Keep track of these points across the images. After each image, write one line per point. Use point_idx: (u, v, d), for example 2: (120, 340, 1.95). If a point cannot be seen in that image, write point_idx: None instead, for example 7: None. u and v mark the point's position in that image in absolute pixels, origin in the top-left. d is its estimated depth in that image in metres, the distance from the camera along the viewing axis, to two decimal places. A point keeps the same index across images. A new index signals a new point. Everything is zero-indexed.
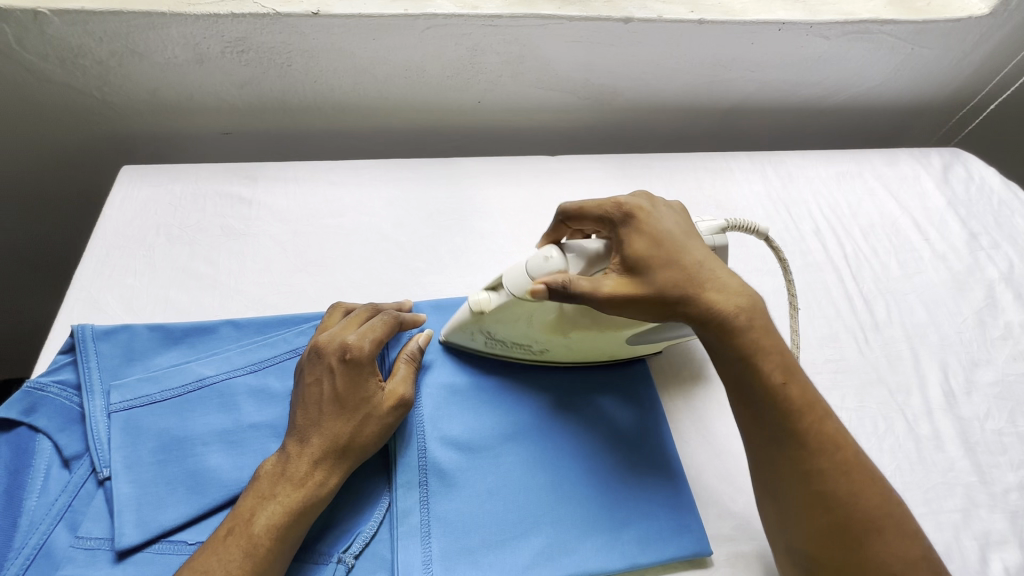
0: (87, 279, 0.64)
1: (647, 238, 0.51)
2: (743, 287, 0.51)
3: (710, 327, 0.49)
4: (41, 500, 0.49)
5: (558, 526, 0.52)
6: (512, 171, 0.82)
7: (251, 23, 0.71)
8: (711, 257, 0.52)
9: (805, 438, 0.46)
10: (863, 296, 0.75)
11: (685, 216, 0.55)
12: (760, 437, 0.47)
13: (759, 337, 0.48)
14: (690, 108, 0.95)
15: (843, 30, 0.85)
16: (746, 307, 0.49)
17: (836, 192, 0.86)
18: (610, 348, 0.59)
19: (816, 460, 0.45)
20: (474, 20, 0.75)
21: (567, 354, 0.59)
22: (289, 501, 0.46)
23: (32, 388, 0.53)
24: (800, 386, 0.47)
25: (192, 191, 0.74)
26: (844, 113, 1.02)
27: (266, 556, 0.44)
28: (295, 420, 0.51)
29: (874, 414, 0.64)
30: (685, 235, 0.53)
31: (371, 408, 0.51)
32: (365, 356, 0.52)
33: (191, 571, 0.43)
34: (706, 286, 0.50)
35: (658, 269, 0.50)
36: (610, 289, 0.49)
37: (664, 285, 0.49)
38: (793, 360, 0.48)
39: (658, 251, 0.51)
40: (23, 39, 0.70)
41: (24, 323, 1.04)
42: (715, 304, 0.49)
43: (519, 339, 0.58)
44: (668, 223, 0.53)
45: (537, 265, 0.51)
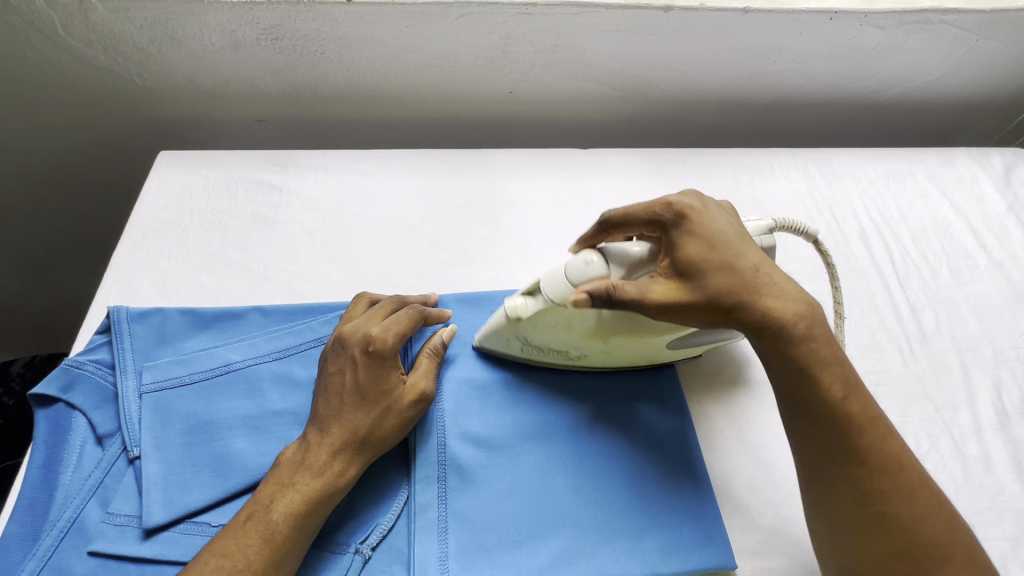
0: (124, 261, 0.66)
1: (701, 240, 0.48)
2: (802, 292, 0.48)
3: (766, 335, 0.47)
4: (76, 475, 0.50)
5: (577, 529, 0.51)
6: (542, 164, 0.80)
7: (286, 11, 0.71)
8: (768, 260, 0.49)
9: (867, 455, 0.44)
10: (909, 305, 0.71)
11: (735, 217, 0.52)
12: (818, 451, 0.45)
13: (820, 349, 0.46)
14: (730, 102, 0.91)
15: (900, 20, 0.79)
16: (806, 315, 0.47)
17: (884, 193, 0.82)
18: (646, 351, 0.57)
19: (878, 479, 0.43)
20: (508, 8, 0.73)
21: (602, 359, 0.58)
22: (308, 491, 0.47)
23: (69, 365, 0.54)
24: (861, 401, 0.45)
25: (225, 177, 0.75)
26: (896, 109, 0.96)
27: (282, 544, 0.45)
28: (317, 410, 0.51)
29: (917, 431, 0.61)
30: (739, 237, 0.49)
31: (391, 402, 0.51)
32: (387, 349, 0.52)
33: (212, 553, 0.44)
34: (763, 293, 0.47)
35: (712, 274, 0.47)
36: (660, 295, 0.47)
37: (717, 292, 0.47)
38: (855, 375, 0.46)
39: (713, 255, 0.47)
40: (69, 25, 0.72)
41: (70, 301, 1.10)
42: (773, 312, 0.46)
43: (556, 344, 0.56)
44: (723, 224, 0.49)
45: (576, 270, 0.50)
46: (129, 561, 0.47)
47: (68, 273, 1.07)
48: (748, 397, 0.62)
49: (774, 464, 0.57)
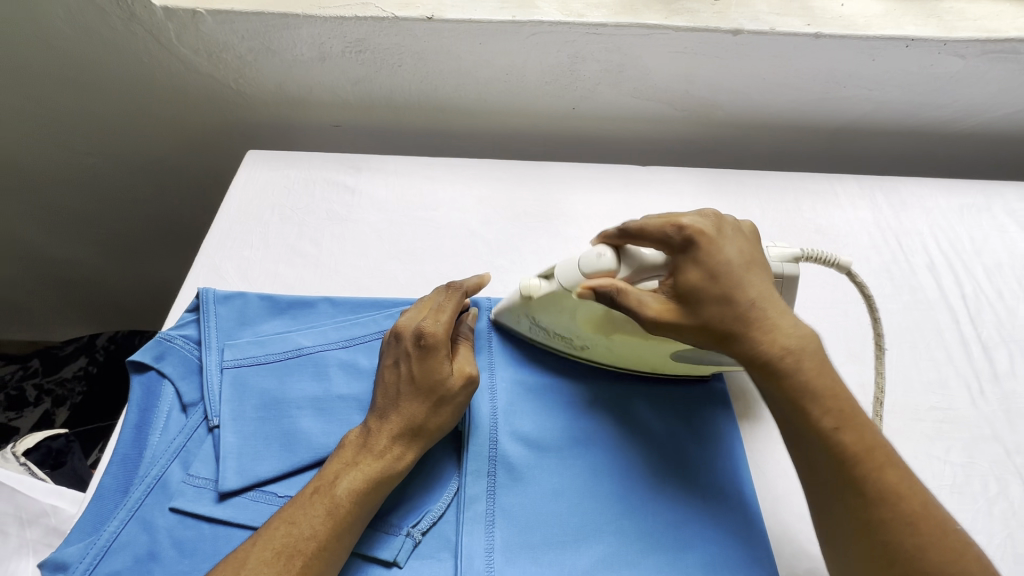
0: (212, 248, 0.72)
1: (704, 267, 0.49)
2: (800, 327, 0.48)
3: (756, 365, 0.47)
4: (163, 437, 0.55)
5: (621, 537, 0.51)
6: (602, 179, 0.82)
7: (371, 26, 0.77)
8: (770, 293, 0.50)
9: (862, 486, 0.43)
10: (981, 342, 0.68)
11: (750, 243, 0.53)
12: (816, 483, 0.45)
13: (811, 380, 0.46)
14: (795, 125, 0.90)
15: (982, 49, 0.77)
16: (794, 346, 0.47)
17: (957, 225, 0.79)
18: (651, 357, 0.58)
19: (876, 509, 0.42)
20: (578, 27, 0.76)
21: (607, 356, 0.60)
22: (369, 470, 0.50)
23: (163, 338, 0.60)
24: (856, 431, 0.44)
25: (305, 177, 0.81)
26: (973, 140, 0.93)
27: (345, 517, 0.48)
28: (377, 398, 0.55)
29: (985, 474, 0.58)
30: (744, 265, 0.50)
31: (443, 390, 0.53)
32: (438, 340, 0.55)
33: (282, 519, 0.47)
34: (755, 323, 0.48)
35: (707, 303, 0.49)
36: (655, 314, 0.49)
37: (709, 320, 0.48)
38: (851, 405, 0.45)
39: (712, 283, 0.49)
40: (181, 35, 0.80)
41: (160, 282, 1.23)
42: (762, 342, 0.47)
43: (564, 333, 0.59)
44: (731, 251, 0.50)
45: (589, 263, 0.53)
46: (204, 521, 0.51)
47: (160, 258, 1.18)
48: None
49: None
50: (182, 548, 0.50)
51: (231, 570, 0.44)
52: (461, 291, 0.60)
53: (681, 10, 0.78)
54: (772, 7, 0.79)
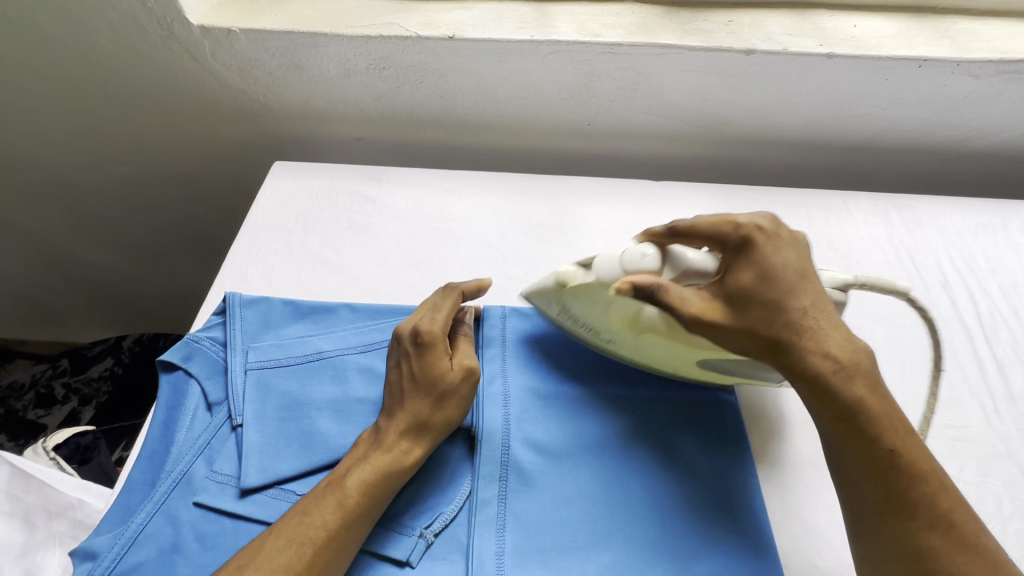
0: (239, 255, 0.75)
1: (760, 275, 0.51)
2: (855, 343, 0.49)
3: (806, 376, 0.48)
4: (188, 435, 0.58)
5: (630, 545, 0.52)
6: (615, 193, 0.84)
7: (395, 44, 0.80)
8: (824, 304, 0.51)
9: (912, 506, 0.44)
10: (996, 361, 0.67)
11: (808, 254, 0.54)
12: (863, 500, 0.46)
13: (867, 399, 0.47)
14: (808, 143, 0.92)
15: (996, 69, 0.78)
16: (848, 362, 0.48)
17: (972, 243, 0.79)
18: (676, 361, 0.58)
19: (925, 532, 0.43)
20: (594, 47, 0.78)
21: (630, 353, 0.60)
22: (378, 463, 0.52)
23: (190, 340, 0.63)
24: (910, 453, 0.45)
25: (328, 187, 0.83)
26: (987, 161, 0.93)
27: (353, 508, 0.49)
28: (385, 399, 0.57)
29: (999, 494, 0.57)
30: (800, 275, 0.52)
31: (443, 384, 0.55)
32: (434, 337, 0.57)
33: (297, 510, 0.50)
34: (807, 335, 0.49)
35: (756, 308, 0.50)
36: (697, 311, 0.50)
37: (756, 325, 0.50)
38: (908, 427, 0.47)
39: (764, 289, 0.50)
40: (216, 52, 0.84)
41: (186, 288, 1.28)
42: (816, 355, 0.48)
43: (593, 323, 0.60)
44: (786, 258, 0.52)
45: (633, 261, 0.55)
46: (226, 516, 0.53)
47: (185, 263, 1.23)
48: (809, 436, 0.61)
49: (838, 508, 0.56)
50: (204, 542, 0.52)
51: (247, 558, 0.46)
52: (457, 291, 0.63)
53: (695, 31, 0.80)
54: (785, 28, 0.80)
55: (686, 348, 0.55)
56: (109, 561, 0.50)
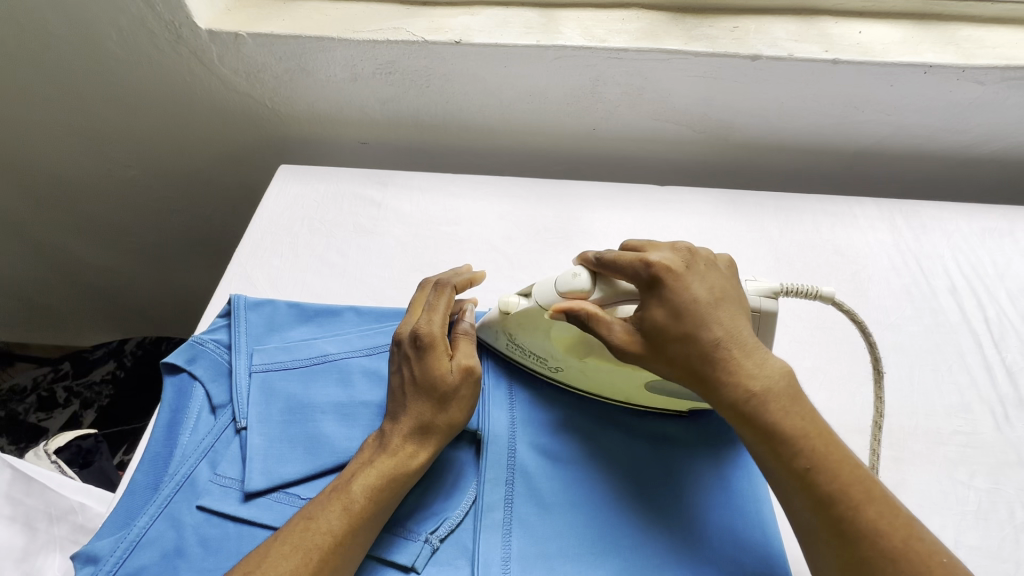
0: (244, 257, 0.75)
1: (669, 306, 0.50)
2: (769, 363, 0.48)
3: (723, 406, 0.48)
4: (192, 437, 0.57)
5: (638, 552, 0.51)
6: (621, 198, 0.84)
7: (401, 49, 0.80)
8: (736, 328, 0.50)
9: (840, 524, 0.42)
10: (1005, 367, 0.67)
11: (720, 276, 0.54)
12: (801, 525, 0.45)
13: (779, 419, 0.46)
14: (814, 149, 0.92)
15: (1002, 75, 0.78)
16: (761, 385, 0.47)
17: (979, 250, 0.78)
18: (625, 386, 0.58)
19: (857, 549, 0.41)
20: (600, 52, 0.78)
21: (578, 380, 0.60)
22: (383, 467, 0.51)
23: (195, 342, 0.63)
24: (830, 468, 0.44)
25: (334, 191, 0.83)
26: (993, 167, 0.93)
27: (358, 512, 0.49)
28: (388, 403, 0.57)
29: (1010, 501, 0.57)
30: (710, 301, 0.51)
31: (445, 385, 0.54)
32: (432, 338, 0.56)
33: (302, 515, 0.49)
34: (718, 363, 0.48)
35: (673, 341, 0.50)
36: (621, 341, 0.51)
37: (674, 359, 0.50)
38: (824, 442, 0.45)
39: (676, 321, 0.50)
40: (223, 56, 0.84)
41: (191, 291, 1.28)
42: (726, 382, 0.48)
43: (539, 351, 0.60)
44: (697, 287, 0.51)
45: (565, 280, 0.56)
46: (229, 520, 0.52)
47: (189, 266, 1.23)
48: None
49: None
50: (208, 546, 0.51)
51: (253, 564, 0.46)
52: (450, 286, 0.62)
53: (701, 36, 0.80)
54: (790, 34, 0.81)
55: (630, 371, 0.56)
56: (111, 565, 0.49)
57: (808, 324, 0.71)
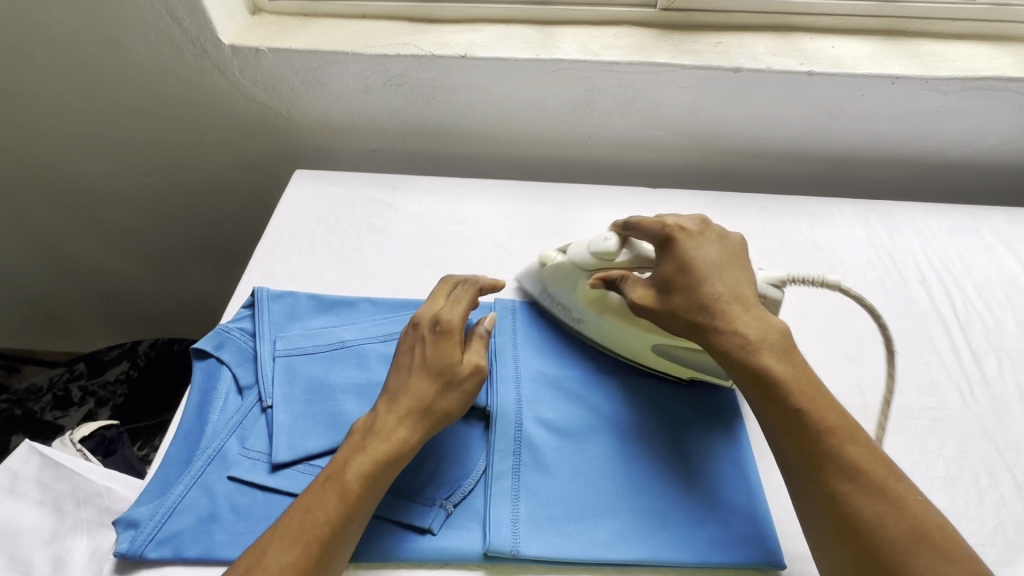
0: (264, 254, 0.80)
1: (677, 263, 0.61)
2: (761, 319, 0.56)
3: (720, 352, 0.56)
4: (222, 416, 0.62)
5: (635, 514, 0.56)
6: (616, 200, 0.90)
7: (411, 62, 0.87)
8: (738, 287, 0.58)
9: (823, 458, 0.49)
10: (970, 349, 0.73)
11: (730, 248, 0.62)
12: (786, 461, 0.51)
13: (772, 364, 0.53)
14: (795, 155, 0.98)
15: (962, 86, 0.86)
16: (754, 335, 0.55)
17: (947, 245, 0.85)
18: (634, 345, 0.67)
19: (837, 480, 0.47)
20: (595, 65, 0.85)
21: (596, 335, 0.69)
22: (376, 453, 0.54)
23: (222, 330, 0.67)
24: (819, 410, 0.51)
25: (347, 193, 0.89)
26: (961, 171, 1.00)
27: (354, 499, 0.51)
28: (388, 385, 0.60)
29: (975, 467, 0.62)
30: (716, 264, 0.60)
31: (453, 374, 0.59)
32: (451, 327, 0.61)
33: (298, 503, 0.51)
34: (719, 313, 0.57)
35: (679, 293, 0.59)
36: (637, 298, 0.62)
37: (678, 308, 0.59)
38: (815, 389, 0.52)
39: (684, 276, 0.59)
40: (243, 69, 0.90)
41: (201, 295, 1.32)
42: (724, 330, 0.56)
43: (564, 301, 0.71)
44: (706, 251, 0.61)
45: (598, 244, 0.66)
46: (258, 489, 0.57)
47: (201, 270, 1.27)
48: None
49: None
50: (239, 512, 0.55)
51: (253, 559, 0.48)
52: (474, 285, 0.68)
53: (688, 51, 0.87)
54: (769, 49, 0.88)
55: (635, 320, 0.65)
56: (150, 529, 0.53)
57: (790, 312, 0.77)
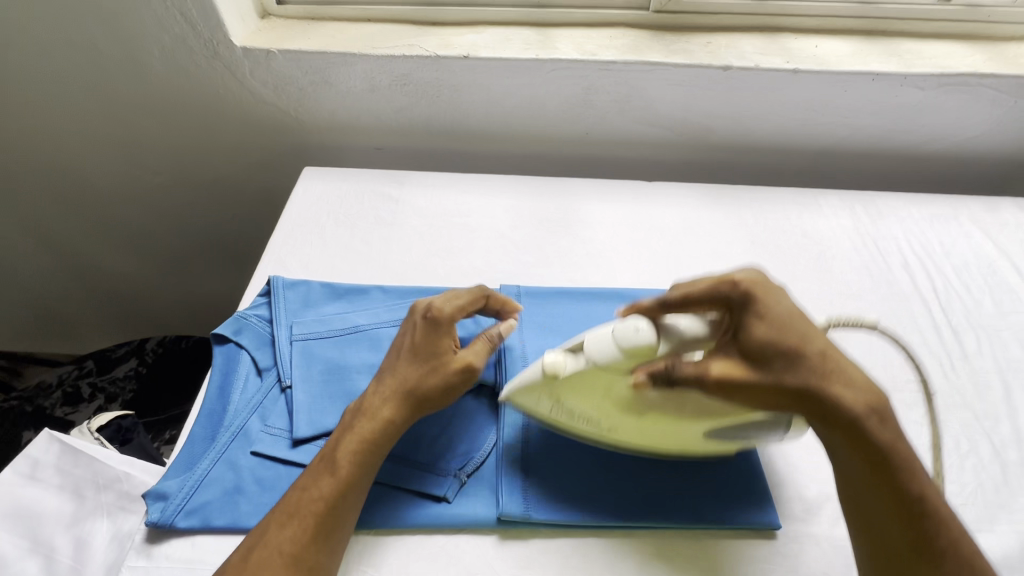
0: (277, 246, 0.83)
1: (770, 322, 0.50)
2: (870, 379, 0.51)
3: (835, 422, 0.49)
4: (243, 395, 0.64)
5: (638, 480, 0.60)
6: (614, 193, 0.94)
7: (416, 63, 0.91)
8: (837, 343, 0.52)
9: (928, 538, 0.47)
10: (951, 327, 0.77)
11: (798, 292, 0.54)
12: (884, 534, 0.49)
13: (887, 440, 0.49)
14: (783, 149, 1.03)
15: (938, 82, 0.91)
16: (874, 403, 0.50)
17: (928, 232, 0.89)
18: (682, 436, 0.57)
19: (936, 561, 0.47)
20: (592, 65, 0.90)
21: (633, 436, 0.58)
22: (362, 435, 0.55)
23: (240, 316, 0.70)
24: (925, 489, 0.48)
25: (355, 189, 0.92)
26: (941, 163, 1.05)
27: (345, 477, 0.53)
28: (381, 368, 0.61)
29: (956, 434, 0.66)
30: (804, 314, 0.52)
31: (439, 363, 0.58)
32: (442, 317, 0.60)
33: (296, 484, 0.54)
34: (834, 378, 0.49)
35: (779, 360, 0.49)
36: (718, 373, 0.49)
37: (784, 377, 0.49)
38: (920, 465, 0.49)
39: (785, 337, 0.49)
40: (254, 70, 0.94)
41: (208, 294, 1.35)
42: (845, 398, 0.49)
43: (590, 413, 0.57)
44: (789, 300, 0.52)
45: (626, 336, 0.52)
46: (281, 463, 0.60)
47: (207, 269, 1.30)
48: None
49: (817, 449, 0.64)
50: (263, 484, 0.58)
51: (256, 539, 0.51)
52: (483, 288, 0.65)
53: (679, 50, 0.92)
54: (756, 48, 0.93)
55: (700, 412, 0.54)
56: (179, 500, 0.56)
57: None
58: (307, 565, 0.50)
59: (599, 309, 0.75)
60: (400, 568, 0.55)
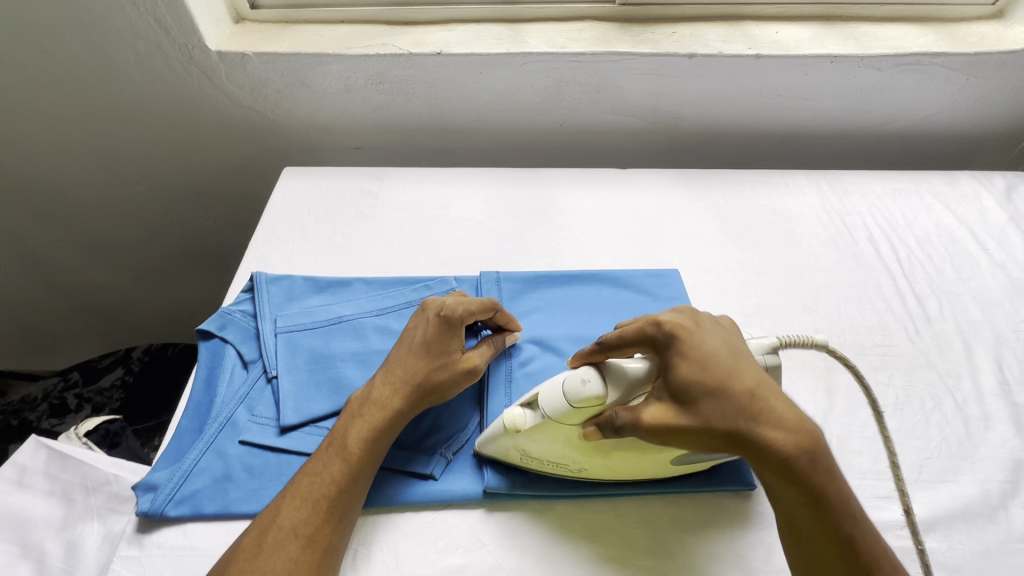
0: (260, 244, 0.84)
1: (694, 361, 0.51)
2: (802, 418, 0.50)
3: (768, 465, 0.49)
4: (229, 387, 0.65)
5: None
6: (589, 180, 0.97)
7: (391, 61, 0.93)
8: (766, 382, 0.51)
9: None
10: (914, 294, 0.80)
11: (729, 334, 0.55)
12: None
13: (820, 478, 0.48)
14: (750, 132, 1.06)
15: (894, 62, 0.94)
16: (805, 444, 0.49)
17: (891, 207, 0.93)
18: (652, 466, 0.57)
19: None
20: (562, 57, 0.92)
21: (606, 472, 0.58)
22: (373, 421, 0.57)
23: (224, 312, 0.71)
24: (858, 526, 0.48)
25: (335, 186, 0.94)
26: (902, 141, 1.09)
27: (358, 461, 0.55)
28: (388, 359, 0.63)
29: (921, 394, 0.69)
30: (732, 355, 0.52)
31: (448, 361, 0.60)
32: (456, 317, 0.62)
33: (305, 469, 0.55)
34: (764, 419, 0.49)
35: (707, 401, 0.49)
36: (652, 417, 0.49)
37: (714, 419, 0.49)
38: (853, 502, 0.49)
39: (710, 378, 0.50)
40: (230, 74, 0.95)
41: (193, 300, 1.35)
42: (775, 441, 0.48)
43: (557, 459, 0.57)
44: (714, 343, 0.53)
45: (573, 389, 0.52)
46: (269, 450, 0.61)
47: (191, 275, 1.30)
48: None
49: None
50: (252, 471, 0.59)
51: (267, 522, 0.51)
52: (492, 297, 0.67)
53: (646, 40, 0.94)
54: (720, 37, 0.96)
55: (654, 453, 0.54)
56: (168, 491, 0.57)
57: (753, 270, 0.83)
58: (322, 547, 0.50)
59: (577, 291, 0.77)
60: (389, 544, 0.56)
